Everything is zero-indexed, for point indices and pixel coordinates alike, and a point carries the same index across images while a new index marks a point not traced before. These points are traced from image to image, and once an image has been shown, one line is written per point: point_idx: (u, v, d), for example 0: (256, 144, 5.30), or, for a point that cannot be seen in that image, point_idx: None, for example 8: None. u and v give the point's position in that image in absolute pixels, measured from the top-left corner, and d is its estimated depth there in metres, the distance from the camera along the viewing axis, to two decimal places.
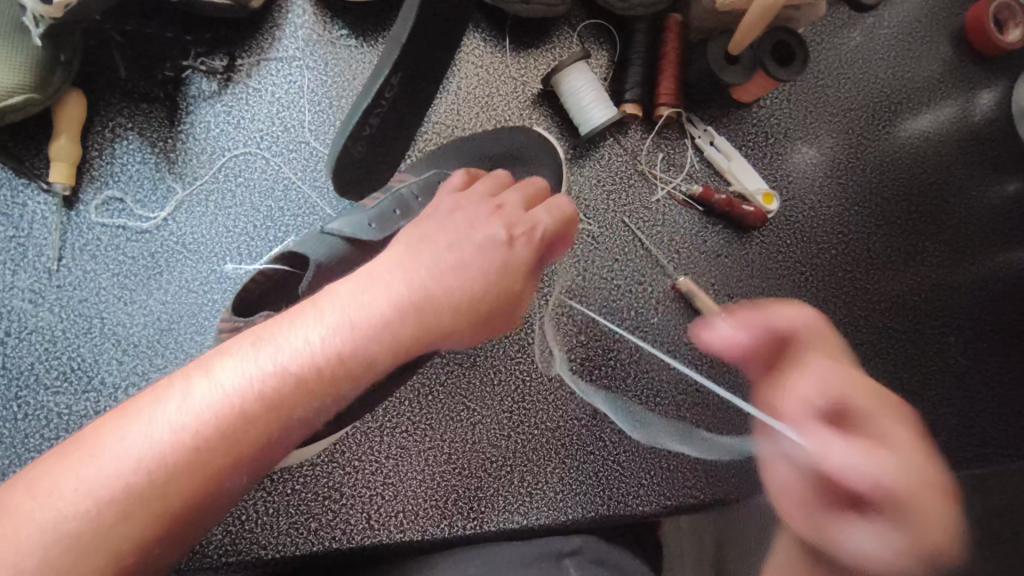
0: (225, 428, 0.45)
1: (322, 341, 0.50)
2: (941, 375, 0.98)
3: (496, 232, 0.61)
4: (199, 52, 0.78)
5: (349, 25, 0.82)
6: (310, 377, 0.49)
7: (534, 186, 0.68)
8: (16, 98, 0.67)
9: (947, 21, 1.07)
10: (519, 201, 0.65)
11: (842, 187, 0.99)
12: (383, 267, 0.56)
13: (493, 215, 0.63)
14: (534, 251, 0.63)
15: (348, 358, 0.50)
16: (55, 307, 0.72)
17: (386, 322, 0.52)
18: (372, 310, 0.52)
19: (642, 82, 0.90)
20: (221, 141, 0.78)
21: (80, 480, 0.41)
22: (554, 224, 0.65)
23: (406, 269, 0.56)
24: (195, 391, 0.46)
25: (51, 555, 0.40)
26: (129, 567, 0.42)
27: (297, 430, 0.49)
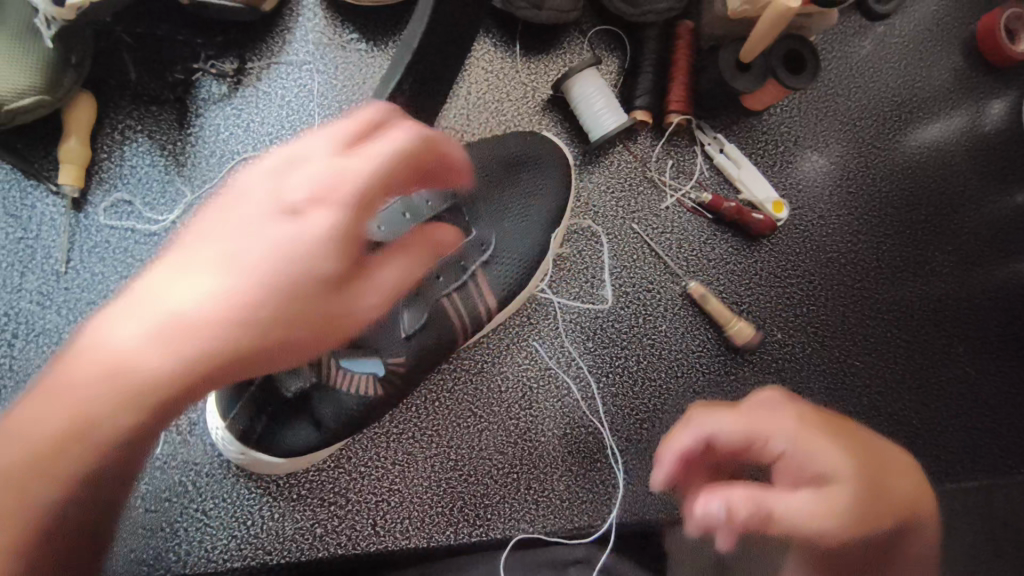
0: (98, 402, 0.45)
1: (202, 313, 0.46)
2: (950, 386, 0.98)
3: (317, 222, 0.48)
4: (208, 55, 0.78)
5: (360, 28, 0.82)
6: (201, 351, 0.45)
7: (412, 140, 0.49)
8: (26, 99, 0.67)
9: (958, 30, 1.07)
10: (399, 161, 0.48)
11: (851, 196, 0.99)
12: (248, 243, 0.47)
13: (338, 178, 0.48)
14: (334, 243, 0.48)
15: (222, 334, 0.46)
16: (62, 309, 0.72)
17: (232, 307, 0.46)
18: (230, 291, 0.47)
19: (653, 89, 0.89)
20: (231, 144, 0.78)
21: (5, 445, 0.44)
22: (378, 177, 0.47)
23: (258, 253, 0.47)
24: (140, 323, 0.45)
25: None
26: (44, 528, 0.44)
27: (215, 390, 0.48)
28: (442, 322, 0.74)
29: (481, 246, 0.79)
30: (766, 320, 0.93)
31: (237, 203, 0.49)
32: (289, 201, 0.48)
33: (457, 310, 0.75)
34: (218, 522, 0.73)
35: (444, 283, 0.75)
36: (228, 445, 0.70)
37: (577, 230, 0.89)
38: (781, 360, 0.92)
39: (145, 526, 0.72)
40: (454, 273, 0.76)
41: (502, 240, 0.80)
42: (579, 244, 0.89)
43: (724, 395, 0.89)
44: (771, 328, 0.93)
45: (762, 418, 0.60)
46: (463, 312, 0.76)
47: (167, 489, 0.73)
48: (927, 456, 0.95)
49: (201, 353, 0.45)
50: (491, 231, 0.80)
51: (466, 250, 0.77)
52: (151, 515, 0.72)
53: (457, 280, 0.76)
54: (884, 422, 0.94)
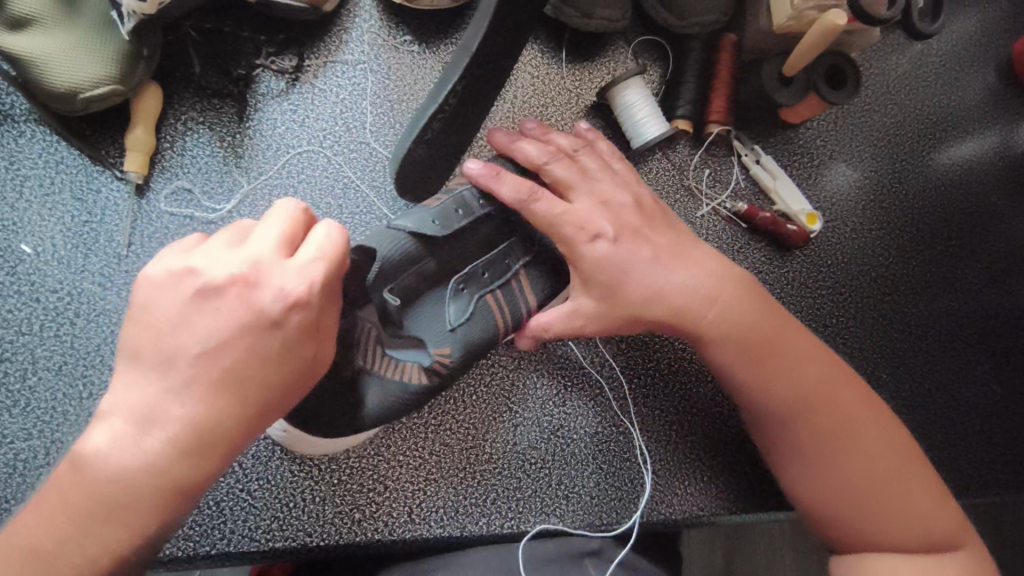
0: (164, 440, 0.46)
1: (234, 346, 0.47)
2: (975, 401, 0.99)
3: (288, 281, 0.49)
4: (269, 51, 0.81)
5: (414, 31, 0.85)
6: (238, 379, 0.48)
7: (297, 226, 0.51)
8: (101, 88, 0.70)
9: (993, 51, 1.08)
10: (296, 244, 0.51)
11: (883, 210, 1.00)
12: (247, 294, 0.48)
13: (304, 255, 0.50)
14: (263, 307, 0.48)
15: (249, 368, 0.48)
16: (122, 291, 0.74)
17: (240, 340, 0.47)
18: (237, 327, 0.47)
19: (695, 99, 0.91)
20: (287, 138, 0.81)
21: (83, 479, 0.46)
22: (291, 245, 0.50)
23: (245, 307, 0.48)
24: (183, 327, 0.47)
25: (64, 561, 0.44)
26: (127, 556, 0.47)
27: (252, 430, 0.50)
28: (487, 313, 0.77)
29: (524, 245, 0.82)
30: None
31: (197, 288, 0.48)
32: (200, 290, 0.47)
33: (499, 303, 0.78)
34: (262, 503, 0.76)
35: (489, 278, 0.79)
36: (278, 430, 0.73)
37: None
38: None
39: (193, 504, 0.74)
40: (500, 270, 0.80)
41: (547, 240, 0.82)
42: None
43: None
44: None
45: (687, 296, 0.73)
46: (506, 306, 0.79)
47: None
48: (950, 470, 0.96)
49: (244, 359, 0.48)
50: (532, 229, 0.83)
51: (510, 249, 0.81)
52: None
53: (500, 275, 0.80)
54: (910, 435, 0.96)
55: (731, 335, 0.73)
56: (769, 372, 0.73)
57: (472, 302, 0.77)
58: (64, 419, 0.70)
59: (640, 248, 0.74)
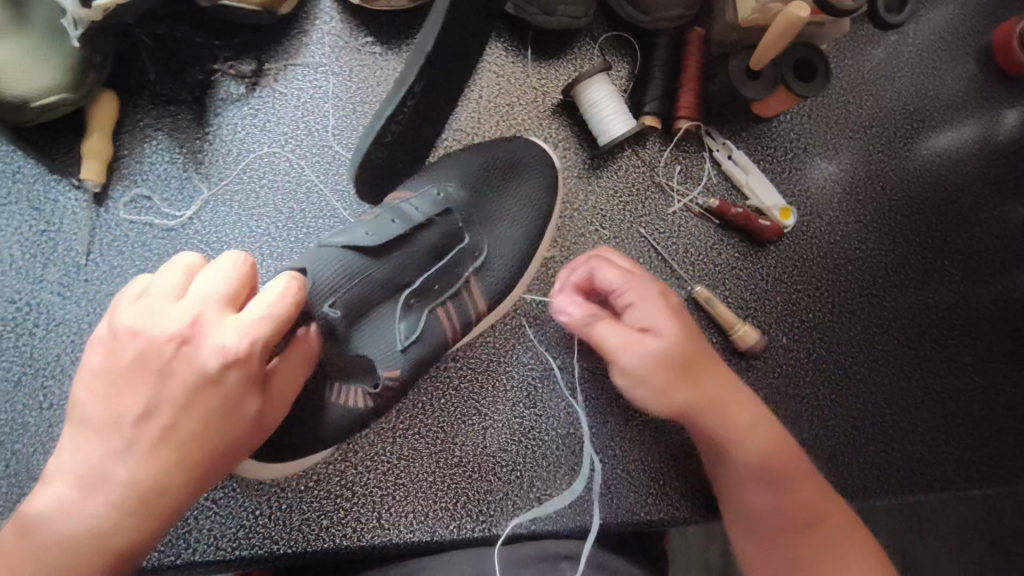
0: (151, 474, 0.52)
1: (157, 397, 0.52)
2: (957, 395, 0.98)
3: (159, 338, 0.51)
4: (227, 56, 0.80)
5: (375, 32, 0.84)
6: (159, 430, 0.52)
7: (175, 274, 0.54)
8: (52, 97, 0.69)
9: (973, 39, 1.06)
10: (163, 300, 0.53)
11: (860, 203, 0.99)
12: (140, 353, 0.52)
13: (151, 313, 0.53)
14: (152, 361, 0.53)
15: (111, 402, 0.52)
16: (82, 300, 0.74)
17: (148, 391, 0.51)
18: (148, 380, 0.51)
19: (662, 95, 0.90)
20: (247, 142, 0.80)
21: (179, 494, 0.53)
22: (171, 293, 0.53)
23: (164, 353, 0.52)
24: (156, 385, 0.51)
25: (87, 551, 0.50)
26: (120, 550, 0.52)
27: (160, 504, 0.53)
28: (436, 330, 0.75)
29: (475, 252, 0.78)
30: (771, 326, 0.94)
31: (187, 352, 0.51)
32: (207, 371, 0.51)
33: (450, 318, 0.75)
34: (227, 511, 0.75)
35: (440, 290, 0.75)
36: None
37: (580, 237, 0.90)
38: (785, 365, 0.93)
39: None
40: (450, 280, 0.76)
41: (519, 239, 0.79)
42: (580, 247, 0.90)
43: None
44: (776, 333, 0.94)
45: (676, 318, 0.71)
46: (456, 317, 0.76)
47: None
48: (931, 464, 0.95)
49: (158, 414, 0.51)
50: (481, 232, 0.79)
51: (462, 256, 0.77)
52: None
53: (452, 286, 0.76)
54: (889, 431, 0.95)
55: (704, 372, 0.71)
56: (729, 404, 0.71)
57: (420, 321, 0.74)
58: (25, 430, 0.72)
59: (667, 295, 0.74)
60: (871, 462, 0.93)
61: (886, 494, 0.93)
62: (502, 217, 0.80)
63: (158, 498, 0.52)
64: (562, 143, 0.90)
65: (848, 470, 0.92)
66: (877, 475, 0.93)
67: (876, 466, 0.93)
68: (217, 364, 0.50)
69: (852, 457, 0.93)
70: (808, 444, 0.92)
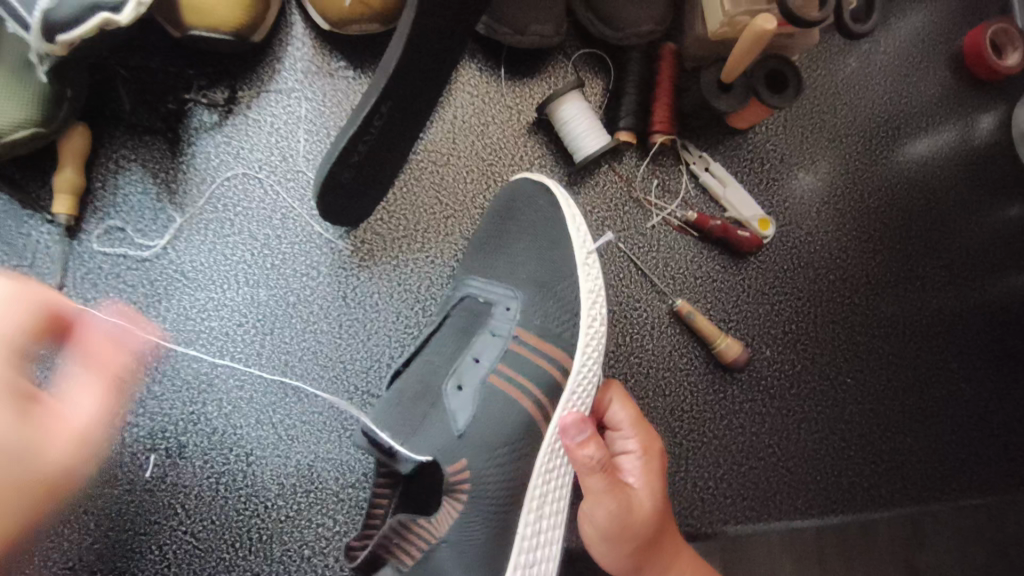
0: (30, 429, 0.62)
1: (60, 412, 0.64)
2: (943, 401, 0.97)
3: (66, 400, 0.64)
4: (200, 85, 0.80)
5: (347, 57, 0.84)
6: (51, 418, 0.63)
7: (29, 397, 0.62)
8: (21, 132, 0.69)
9: (944, 46, 1.06)
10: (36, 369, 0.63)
11: (840, 212, 0.99)
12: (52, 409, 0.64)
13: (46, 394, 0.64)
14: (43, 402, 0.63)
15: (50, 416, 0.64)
16: (56, 335, 0.74)
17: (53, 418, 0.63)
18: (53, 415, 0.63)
19: (637, 110, 0.90)
20: (221, 170, 0.80)
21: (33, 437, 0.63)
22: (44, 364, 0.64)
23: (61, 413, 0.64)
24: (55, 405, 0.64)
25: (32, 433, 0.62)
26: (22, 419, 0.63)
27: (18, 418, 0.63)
28: (506, 400, 0.69)
29: (507, 307, 0.75)
30: (754, 338, 0.93)
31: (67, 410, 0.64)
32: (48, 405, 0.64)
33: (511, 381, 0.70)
34: (207, 543, 0.73)
35: (480, 361, 0.72)
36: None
37: (588, 258, 0.76)
38: (770, 377, 0.93)
39: (135, 548, 0.72)
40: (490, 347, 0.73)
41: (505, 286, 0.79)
42: (592, 273, 0.76)
43: (713, 413, 0.90)
44: (759, 345, 0.93)
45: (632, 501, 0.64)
46: (529, 383, 0.71)
47: (157, 511, 0.73)
48: (921, 472, 0.95)
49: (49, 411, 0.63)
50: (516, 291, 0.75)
51: (493, 320, 0.74)
52: (139, 537, 0.72)
53: (489, 354, 0.72)
54: (876, 439, 0.94)
55: (665, 493, 0.67)
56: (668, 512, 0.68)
57: (480, 398, 0.69)
58: None
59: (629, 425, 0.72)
60: (860, 471, 0.93)
61: (877, 505, 0.92)
62: (540, 267, 0.76)
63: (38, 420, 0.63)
64: (538, 160, 0.90)
65: (836, 481, 0.92)
66: (867, 485, 0.93)
67: (865, 476, 0.93)
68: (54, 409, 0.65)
69: (840, 468, 0.93)
70: (795, 455, 0.92)
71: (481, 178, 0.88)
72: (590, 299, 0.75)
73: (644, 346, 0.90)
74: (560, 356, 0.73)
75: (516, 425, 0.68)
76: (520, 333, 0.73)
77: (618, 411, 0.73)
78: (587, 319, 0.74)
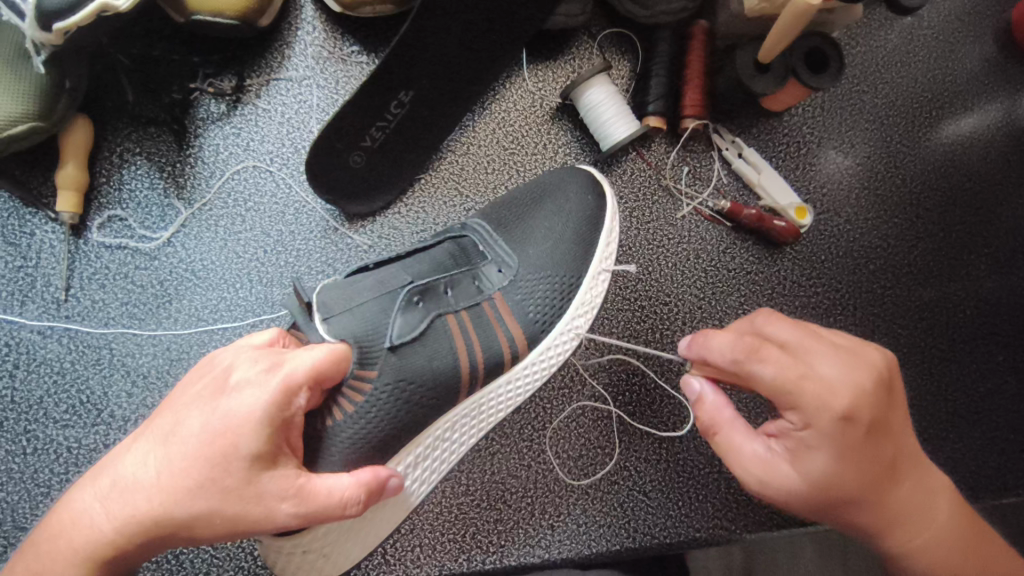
0: (213, 449, 0.48)
1: (164, 451, 0.49)
2: (989, 396, 0.92)
3: (210, 422, 0.49)
4: (207, 73, 0.76)
5: (360, 41, 0.79)
6: (216, 449, 0.48)
7: (215, 386, 0.51)
8: (19, 127, 0.66)
9: (992, 19, 1.00)
10: (197, 380, 0.52)
11: (880, 197, 0.94)
12: (181, 418, 0.50)
13: (205, 396, 0.50)
14: (268, 437, 0.49)
15: (172, 441, 0.49)
16: (63, 339, 0.72)
17: (195, 449, 0.49)
18: (186, 432, 0.49)
19: (667, 93, 0.85)
20: (231, 163, 0.76)
21: (161, 440, 0.50)
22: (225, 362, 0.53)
23: (203, 414, 0.50)
24: (170, 413, 0.51)
25: (203, 456, 0.48)
26: (252, 460, 0.49)
27: (241, 438, 0.48)
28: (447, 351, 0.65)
29: (500, 269, 0.71)
30: None
31: (182, 415, 0.50)
32: (170, 418, 0.51)
33: (466, 335, 0.66)
34: None
35: (452, 298, 0.67)
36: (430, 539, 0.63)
37: (604, 249, 0.75)
38: None
39: None
40: (467, 294, 0.69)
41: (527, 264, 0.72)
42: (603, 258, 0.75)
43: None
44: None
45: (752, 460, 0.56)
46: (477, 341, 0.67)
47: None
48: (965, 471, 0.90)
49: (204, 435, 0.49)
50: (516, 257, 0.72)
51: (487, 272, 0.71)
52: None
53: (467, 301, 0.68)
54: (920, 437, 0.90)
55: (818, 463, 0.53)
56: (896, 452, 0.54)
57: (422, 322, 0.64)
58: (9, 477, 0.69)
59: (734, 363, 0.55)
60: None
61: None
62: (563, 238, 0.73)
63: (231, 445, 0.48)
64: (563, 148, 0.84)
65: None
66: None
67: None
68: (194, 411, 0.50)
69: None
70: None
71: (502, 168, 0.83)
72: (590, 282, 0.74)
73: (675, 342, 0.85)
74: (511, 322, 0.70)
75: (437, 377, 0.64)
76: (498, 299, 0.70)
77: (787, 338, 0.54)
78: (577, 305, 0.74)
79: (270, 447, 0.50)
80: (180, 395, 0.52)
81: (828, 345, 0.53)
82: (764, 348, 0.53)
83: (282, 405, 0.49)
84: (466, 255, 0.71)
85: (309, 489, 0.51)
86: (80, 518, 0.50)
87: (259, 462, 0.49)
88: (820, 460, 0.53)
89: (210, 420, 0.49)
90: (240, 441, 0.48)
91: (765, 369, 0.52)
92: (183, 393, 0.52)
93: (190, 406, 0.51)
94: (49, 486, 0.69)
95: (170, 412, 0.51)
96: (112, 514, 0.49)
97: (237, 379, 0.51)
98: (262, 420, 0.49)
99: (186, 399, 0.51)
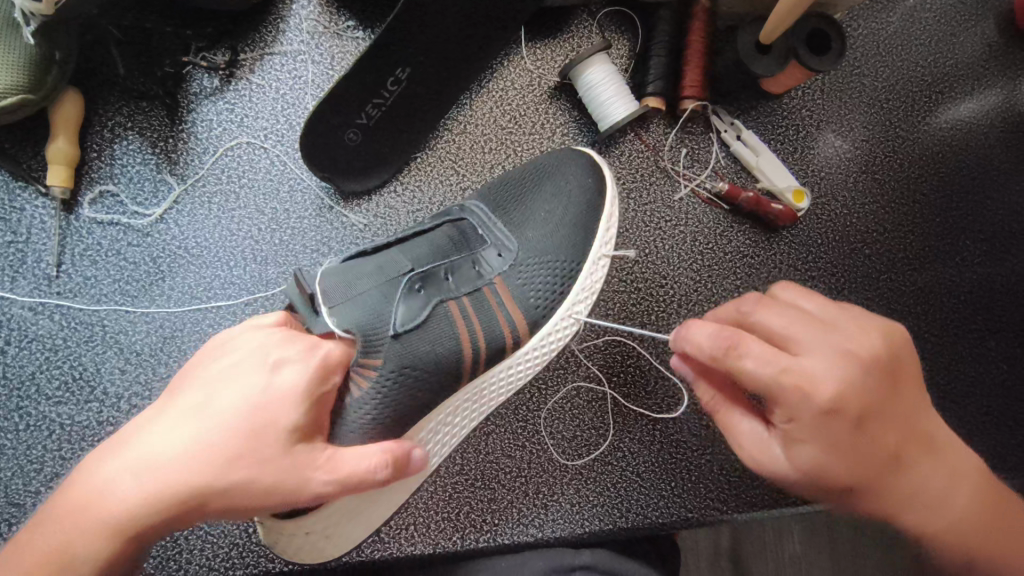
0: (253, 417, 0.51)
1: (195, 425, 0.50)
2: (979, 381, 0.93)
3: (246, 394, 0.52)
4: (199, 47, 0.75)
5: (357, 15, 0.77)
6: (255, 418, 0.51)
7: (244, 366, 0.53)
8: (8, 99, 0.64)
9: (994, 3, 0.99)
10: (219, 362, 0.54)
11: (877, 181, 0.93)
12: (212, 395, 0.52)
13: (236, 372, 0.53)
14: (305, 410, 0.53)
15: (205, 414, 0.51)
16: (55, 315, 0.71)
17: (234, 418, 0.51)
18: (222, 404, 0.51)
19: (666, 74, 0.84)
20: (224, 140, 0.75)
21: (191, 414, 0.51)
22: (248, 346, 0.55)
23: (239, 387, 0.52)
24: (197, 390, 0.52)
25: (242, 425, 0.51)
26: (292, 427, 0.52)
27: (281, 408, 0.52)
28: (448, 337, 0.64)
29: (500, 253, 0.71)
30: None
31: (214, 391, 0.52)
32: (196, 396, 0.52)
33: (468, 321, 0.66)
34: None
35: (454, 284, 0.67)
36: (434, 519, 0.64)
37: (604, 232, 0.73)
38: None
39: None
40: (468, 280, 0.69)
41: (524, 244, 0.71)
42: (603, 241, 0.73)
43: None
44: None
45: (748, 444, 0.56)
46: (479, 325, 0.67)
47: None
48: None
49: (242, 405, 0.51)
50: (516, 240, 0.71)
51: (487, 258, 0.71)
52: None
53: (467, 286, 0.68)
54: None
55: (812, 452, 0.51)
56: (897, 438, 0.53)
57: (425, 309, 0.64)
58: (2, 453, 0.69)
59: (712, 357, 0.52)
60: None
61: None
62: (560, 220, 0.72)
63: (273, 413, 0.52)
64: (561, 128, 0.83)
65: None
66: None
67: None
68: (226, 387, 0.52)
69: None
70: None
71: (499, 148, 0.82)
72: (589, 267, 0.72)
73: (670, 324, 0.85)
74: (512, 307, 0.69)
75: (437, 362, 0.64)
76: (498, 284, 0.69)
77: (776, 324, 0.52)
78: (576, 290, 0.72)
79: (305, 421, 0.53)
80: (203, 377, 0.53)
81: (813, 331, 0.51)
82: (745, 341, 0.50)
83: (319, 380, 0.54)
84: (467, 241, 0.71)
85: (340, 459, 0.53)
86: (102, 497, 0.48)
87: (294, 432, 0.52)
88: (814, 450, 0.51)
89: (246, 394, 0.52)
90: (281, 410, 0.52)
91: (748, 365, 0.50)
92: (208, 373, 0.54)
93: (221, 382, 0.53)
94: (43, 462, 0.69)
95: (197, 391, 0.52)
96: (142, 488, 0.48)
97: (269, 357, 0.54)
98: (303, 391, 0.53)
99: (214, 377, 0.53)
